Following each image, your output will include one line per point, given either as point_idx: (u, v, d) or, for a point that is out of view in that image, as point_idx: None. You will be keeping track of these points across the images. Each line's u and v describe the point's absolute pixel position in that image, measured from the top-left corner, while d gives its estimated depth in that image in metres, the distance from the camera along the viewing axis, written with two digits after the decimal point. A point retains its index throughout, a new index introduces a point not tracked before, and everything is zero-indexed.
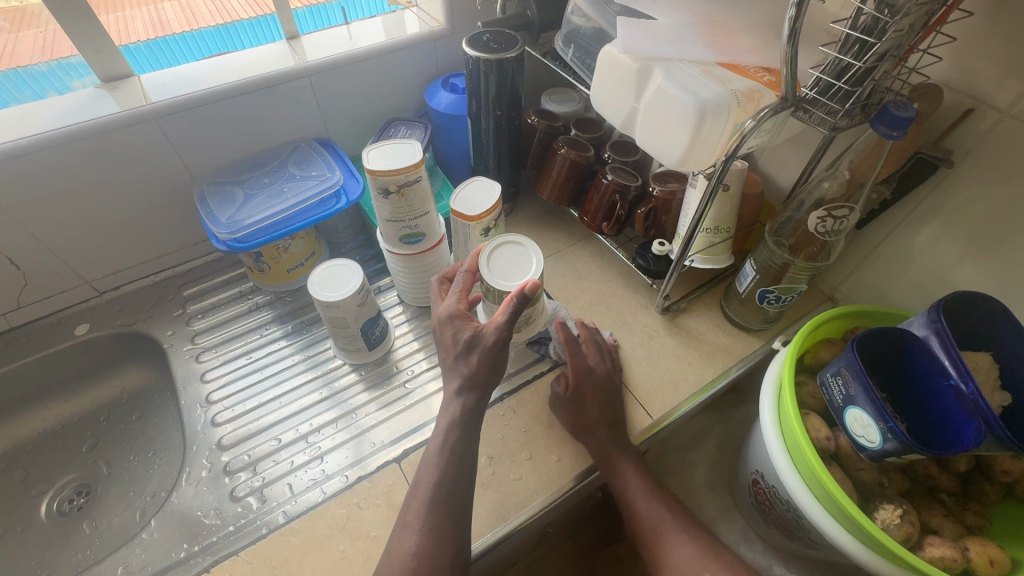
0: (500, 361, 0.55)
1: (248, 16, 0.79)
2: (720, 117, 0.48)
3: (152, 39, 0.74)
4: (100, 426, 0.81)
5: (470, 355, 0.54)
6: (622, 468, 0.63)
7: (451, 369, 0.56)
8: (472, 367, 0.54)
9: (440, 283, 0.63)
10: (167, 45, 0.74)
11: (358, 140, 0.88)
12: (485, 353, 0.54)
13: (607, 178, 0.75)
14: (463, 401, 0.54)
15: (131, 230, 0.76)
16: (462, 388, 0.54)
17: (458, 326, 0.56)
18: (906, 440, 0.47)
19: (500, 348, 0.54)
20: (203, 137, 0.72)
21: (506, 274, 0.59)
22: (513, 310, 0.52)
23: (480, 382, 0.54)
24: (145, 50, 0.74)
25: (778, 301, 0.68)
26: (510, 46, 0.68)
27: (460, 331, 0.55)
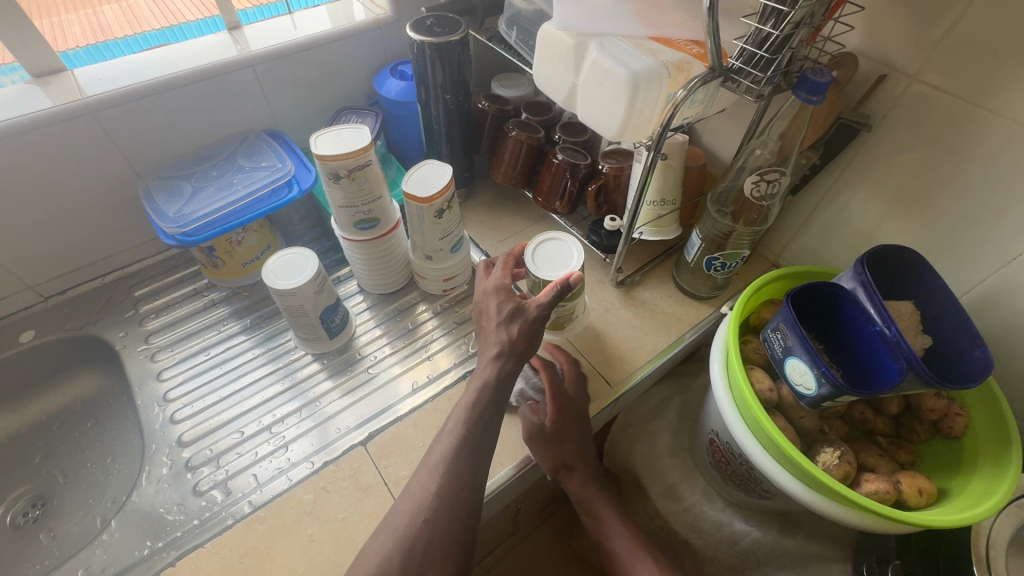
0: (537, 338, 0.58)
1: (193, 17, 0.78)
2: (653, 88, 0.51)
3: (90, 44, 0.72)
4: (53, 436, 0.78)
5: (510, 325, 0.57)
6: (601, 514, 0.72)
7: (492, 336, 0.58)
8: (512, 335, 0.57)
9: (485, 265, 0.68)
10: (107, 49, 0.73)
11: (308, 130, 0.87)
12: (525, 325, 0.57)
13: (558, 157, 0.77)
14: (501, 365, 0.56)
15: (75, 230, 0.74)
16: (501, 353, 0.56)
17: (501, 298, 0.59)
18: (837, 383, 0.51)
19: (536, 324, 0.57)
20: (145, 131, 0.71)
21: (552, 266, 0.62)
22: (555, 293, 0.56)
23: (517, 352, 0.57)
24: (84, 55, 0.72)
25: (723, 268, 0.72)
26: (454, 30, 0.69)
27: (504, 303, 0.58)
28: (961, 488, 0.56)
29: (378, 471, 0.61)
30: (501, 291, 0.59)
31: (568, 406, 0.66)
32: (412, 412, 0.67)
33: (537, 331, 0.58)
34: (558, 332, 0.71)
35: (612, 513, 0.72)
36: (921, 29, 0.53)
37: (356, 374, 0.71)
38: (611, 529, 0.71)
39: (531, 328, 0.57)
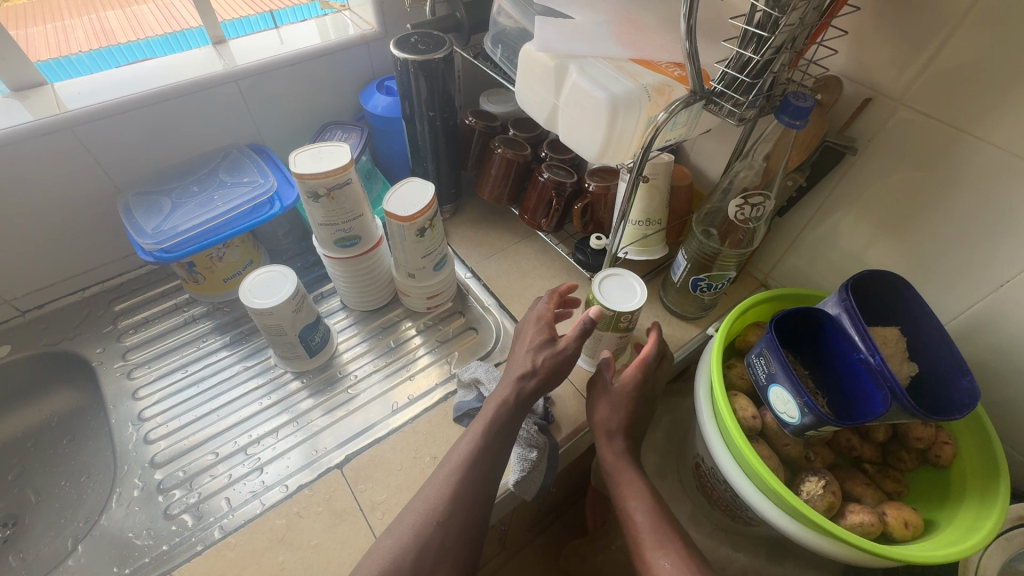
0: (564, 372, 0.58)
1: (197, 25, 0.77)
2: (632, 112, 0.50)
3: (95, 50, 0.72)
4: (28, 453, 0.77)
5: (538, 353, 0.58)
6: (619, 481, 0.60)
7: (519, 360, 0.58)
8: (536, 363, 0.57)
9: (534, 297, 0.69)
10: (111, 53, 0.72)
11: (294, 145, 0.86)
12: (552, 356, 0.57)
13: (544, 175, 0.76)
14: (522, 388, 0.56)
15: (55, 245, 0.73)
16: (526, 374, 0.57)
17: (539, 326, 0.61)
18: (820, 413, 0.50)
19: (566, 361, 0.58)
20: (125, 146, 0.70)
21: (611, 300, 0.63)
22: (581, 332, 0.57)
23: (543, 379, 0.57)
24: (88, 61, 0.71)
25: (710, 288, 0.71)
26: (438, 47, 0.68)
27: (540, 330, 0.60)
28: (948, 521, 0.54)
29: (353, 495, 0.60)
30: (538, 322, 0.61)
31: (652, 375, 0.64)
32: (389, 434, 0.65)
33: (565, 367, 0.58)
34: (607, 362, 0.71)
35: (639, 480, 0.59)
36: (904, 53, 0.53)
37: (334, 394, 0.69)
38: (629, 499, 0.58)
39: (555, 363, 0.57)
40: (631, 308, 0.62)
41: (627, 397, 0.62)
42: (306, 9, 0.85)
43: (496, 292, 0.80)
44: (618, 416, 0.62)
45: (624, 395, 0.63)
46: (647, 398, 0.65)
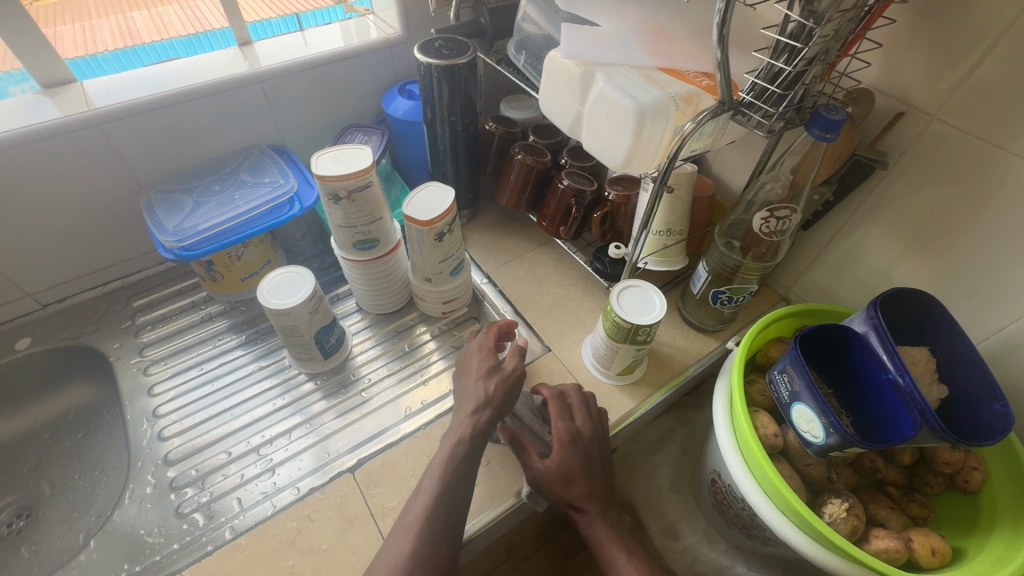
0: (513, 397, 0.60)
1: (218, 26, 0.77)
2: (659, 121, 0.49)
3: (119, 48, 0.72)
4: (44, 445, 0.77)
5: (487, 380, 0.60)
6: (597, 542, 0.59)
7: (471, 391, 0.59)
8: (488, 390, 0.59)
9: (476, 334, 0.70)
10: (135, 54, 0.73)
11: (315, 146, 0.87)
12: (502, 380, 0.59)
13: (563, 183, 0.76)
14: (477, 420, 0.57)
15: (77, 241, 0.74)
16: (478, 406, 0.58)
17: (482, 356, 0.62)
18: (846, 434, 0.49)
19: (514, 385, 0.60)
20: (150, 144, 0.71)
21: (630, 317, 0.61)
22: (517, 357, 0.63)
23: (496, 405, 0.58)
24: (112, 59, 0.72)
25: (730, 302, 0.70)
26: (462, 53, 0.68)
27: (484, 359, 0.62)
28: (977, 550, 0.53)
29: (365, 500, 0.60)
30: (481, 351, 0.63)
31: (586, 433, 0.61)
32: (401, 440, 0.65)
33: (513, 392, 0.60)
34: (626, 376, 0.70)
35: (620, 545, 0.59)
36: (940, 67, 0.51)
37: (348, 397, 0.69)
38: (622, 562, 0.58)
39: (507, 388, 0.59)
40: (653, 322, 0.61)
41: (579, 467, 0.59)
42: (331, 11, 0.85)
43: (512, 299, 0.80)
44: (575, 489, 0.59)
45: (573, 465, 0.59)
46: (602, 467, 0.62)
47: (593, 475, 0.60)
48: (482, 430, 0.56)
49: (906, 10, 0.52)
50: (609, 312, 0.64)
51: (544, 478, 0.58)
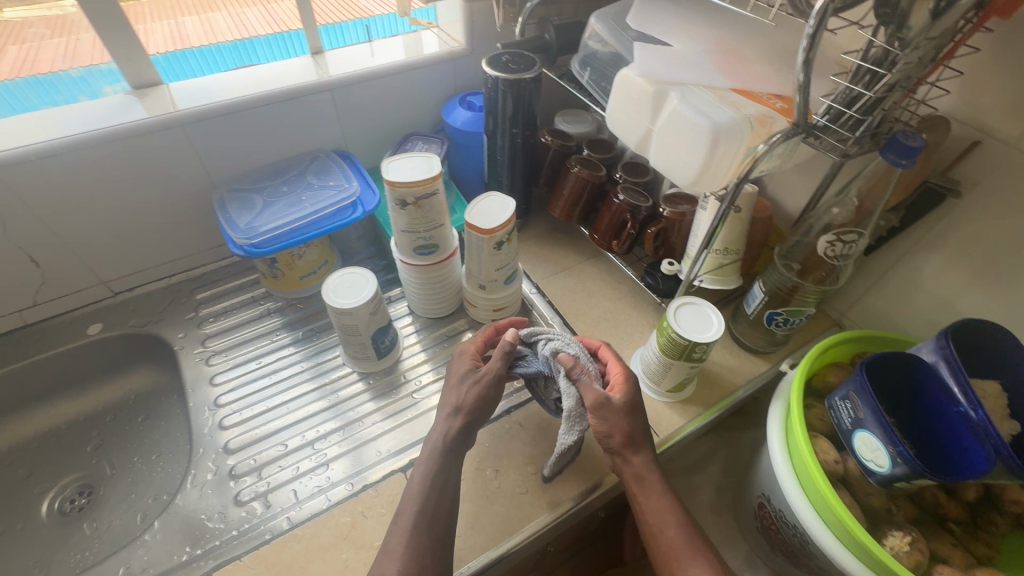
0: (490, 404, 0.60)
1: (265, 33, 0.82)
2: (733, 142, 0.50)
3: (170, 52, 0.76)
4: (105, 427, 0.81)
5: (464, 389, 0.60)
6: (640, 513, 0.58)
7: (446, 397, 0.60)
8: (461, 398, 0.59)
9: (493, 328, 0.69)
10: (185, 57, 0.76)
11: (375, 153, 0.89)
12: (478, 386, 0.60)
13: (618, 198, 0.76)
14: (451, 426, 0.58)
15: (150, 234, 0.78)
16: (452, 412, 0.59)
17: (462, 362, 0.63)
18: (915, 465, 0.47)
19: (490, 389, 0.60)
20: (227, 145, 0.74)
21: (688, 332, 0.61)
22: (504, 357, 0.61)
23: (470, 410, 0.59)
24: (163, 62, 0.76)
25: (786, 324, 0.69)
26: (528, 67, 0.70)
27: (462, 366, 0.62)
28: None
29: None
30: (462, 356, 0.63)
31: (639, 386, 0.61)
32: None
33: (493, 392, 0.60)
34: (676, 393, 0.70)
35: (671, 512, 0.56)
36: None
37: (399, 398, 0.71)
38: None
39: (484, 392, 0.60)
40: (709, 339, 0.61)
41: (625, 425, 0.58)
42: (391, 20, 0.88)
43: (560, 309, 0.81)
44: (628, 424, 0.58)
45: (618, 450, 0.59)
46: None
47: (646, 434, 0.60)
48: (457, 435, 0.58)
49: (990, 39, 0.51)
50: (665, 328, 0.64)
51: (613, 407, 0.58)
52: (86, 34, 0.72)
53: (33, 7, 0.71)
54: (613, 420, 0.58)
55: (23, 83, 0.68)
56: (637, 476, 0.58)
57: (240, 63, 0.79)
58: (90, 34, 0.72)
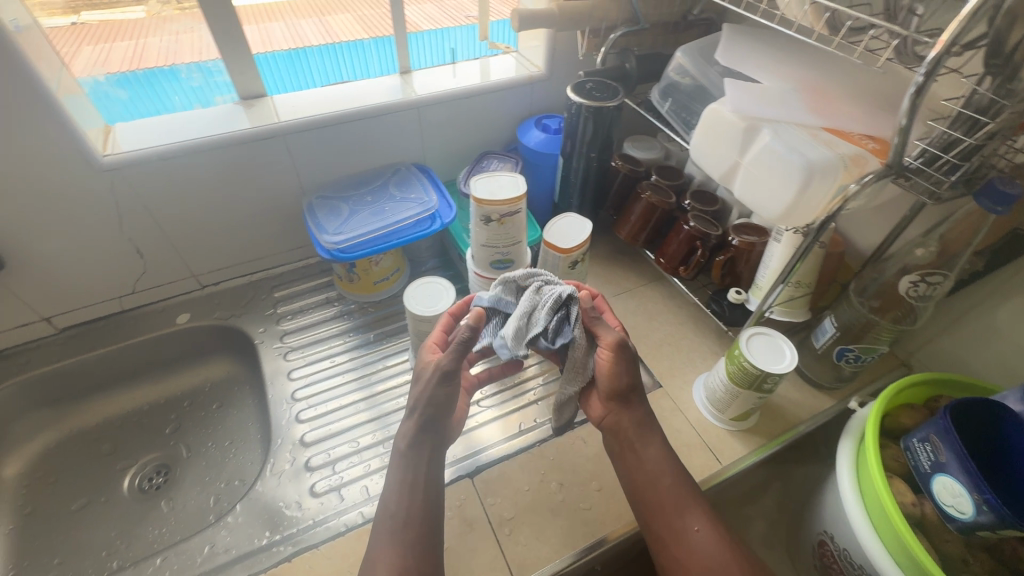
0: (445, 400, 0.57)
1: (318, 43, 0.81)
2: (824, 179, 0.51)
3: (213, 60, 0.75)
4: (182, 411, 0.85)
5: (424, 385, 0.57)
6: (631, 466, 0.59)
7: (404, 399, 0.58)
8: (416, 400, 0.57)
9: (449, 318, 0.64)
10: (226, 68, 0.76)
11: (449, 168, 0.93)
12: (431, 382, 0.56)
13: (689, 225, 0.78)
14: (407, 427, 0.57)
15: (241, 233, 0.83)
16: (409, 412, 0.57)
17: (425, 364, 0.58)
18: (1002, 514, 0.47)
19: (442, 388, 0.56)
20: (321, 155, 0.79)
21: (763, 361, 0.62)
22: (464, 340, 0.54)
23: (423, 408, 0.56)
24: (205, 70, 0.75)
25: (855, 361, 0.69)
26: (611, 96, 0.73)
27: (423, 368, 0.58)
28: None
29: (482, 508, 0.63)
30: (422, 358, 0.59)
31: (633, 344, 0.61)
32: (518, 452, 0.68)
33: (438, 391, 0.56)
34: (739, 422, 0.70)
35: (671, 467, 0.58)
36: None
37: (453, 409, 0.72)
38: None
39: (432, 391, 0.56)
40: (781, 370, 0.61)
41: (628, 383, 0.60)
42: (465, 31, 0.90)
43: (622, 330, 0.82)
44: (634, 372, 0.60)
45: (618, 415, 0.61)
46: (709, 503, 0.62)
47: None
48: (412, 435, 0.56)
49: None
50: (736, 356, 0.65)
51: (628, 354, 0.59)
52: (155, 37, 0.73)
53: (111, 11, 0.71)
54: (625, 369, 0.59)
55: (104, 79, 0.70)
56: (638, 427, 0.60)
57: (291, 73, 0.81)
58: (157, 37, 0.73)
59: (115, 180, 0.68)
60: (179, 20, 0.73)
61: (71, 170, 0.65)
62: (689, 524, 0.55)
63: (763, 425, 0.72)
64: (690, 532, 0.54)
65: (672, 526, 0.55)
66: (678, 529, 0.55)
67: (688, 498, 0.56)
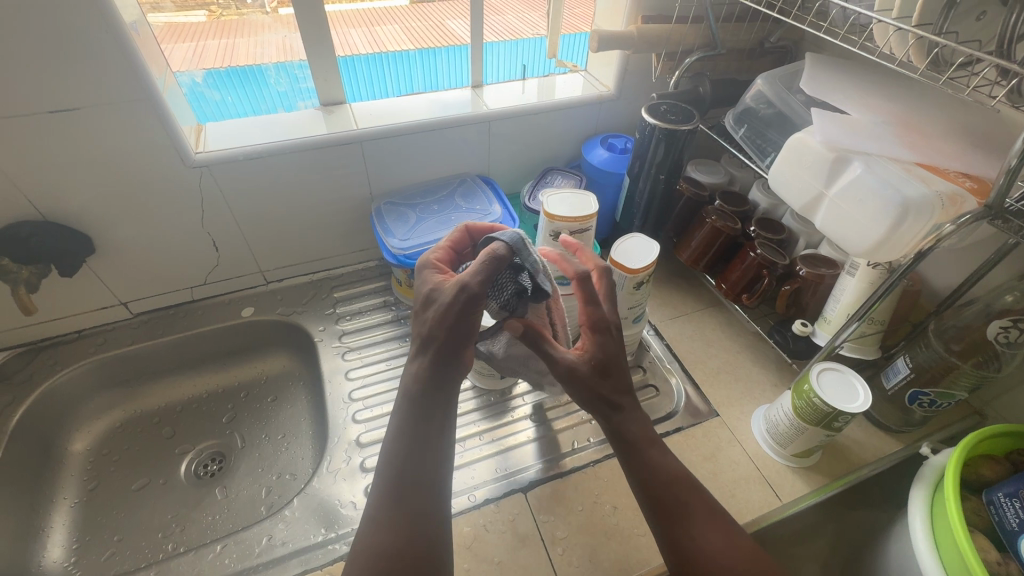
0: (457, 330, 0.49)
1: (366, 52, 0.82)
2: (919, 218, 0.49)
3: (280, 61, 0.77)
4: (239, 402, 0.87)
5: (426, 313, 0.51)
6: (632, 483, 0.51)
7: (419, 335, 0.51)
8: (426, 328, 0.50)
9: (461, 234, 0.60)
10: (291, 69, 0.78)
11: (512, 181, 0.94)
12: (439, 310, 0.49)
13: (755, 252, 0.76)
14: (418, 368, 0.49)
15: (310, 234, 0.86)
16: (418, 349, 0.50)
17: (427, 279, 0.54)
18: None
19: (461, 318, 0.49)
20: (394, 163, 0.82)
21: (837, 398, 0.60)
22: (486, 270, 0.49)
23: (440, 341, 0.49)
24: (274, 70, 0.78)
25: (931, 405, 0.66)
26: (686, 120, 0.73)
27: (426, 284, 0.53)
28: None
29: (536, 524, 0.62)
30: (429, 271, 0.54)
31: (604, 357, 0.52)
32: (571, 471, 0.67)
33: (458, 320, 0.49)
34: (802, 458, 0.68)
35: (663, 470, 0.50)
36: None
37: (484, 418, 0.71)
38: None
39: (452, 318, 0.49)
40: (854, 410, 0.58)
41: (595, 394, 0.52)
42: (537, 45, 0.92)
43: (678, 354, 0.81)
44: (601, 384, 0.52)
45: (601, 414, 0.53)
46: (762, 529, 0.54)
47: None
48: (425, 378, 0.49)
49: None
50: (805, 391, 0.62)
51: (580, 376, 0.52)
52: (214, 40, 0.76)
53: (178, 13, 0.72)
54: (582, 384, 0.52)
55: (201, 74, 0.74)
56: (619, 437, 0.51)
57: (353, 81, 0.83)
58: (216, 40, 0.76)
59: (204, 176, 0.71)
60: (274, 30, 0.77)
61: (166, 164, 0.68)
62: (685, 532, 0.47)
63: (825, 464, 0.69)
64: (688, 540, 0.47)
65: (671, 529, 0.47)
66: (681, 540, 0.47)
67: (699, 504, 0.48)
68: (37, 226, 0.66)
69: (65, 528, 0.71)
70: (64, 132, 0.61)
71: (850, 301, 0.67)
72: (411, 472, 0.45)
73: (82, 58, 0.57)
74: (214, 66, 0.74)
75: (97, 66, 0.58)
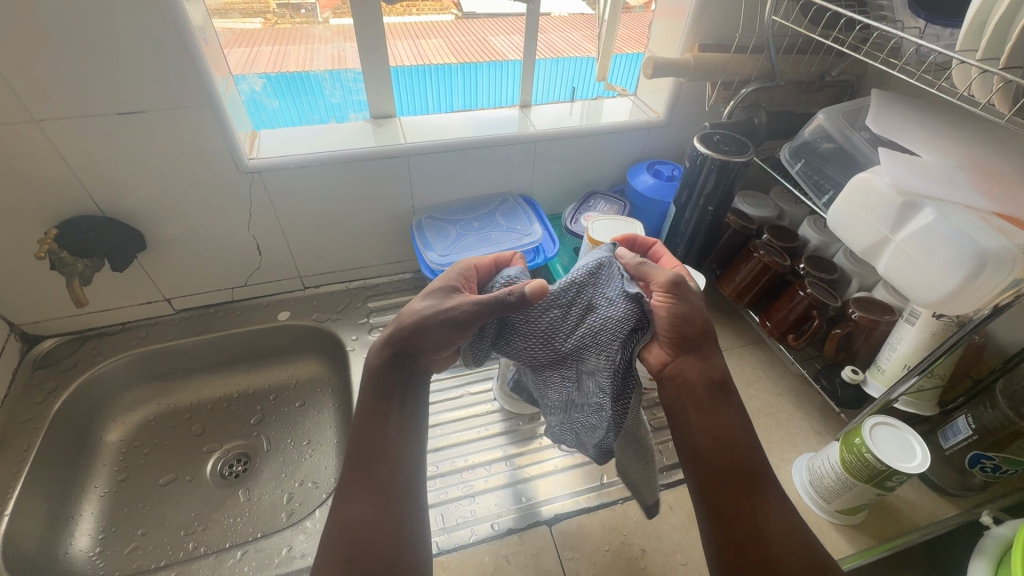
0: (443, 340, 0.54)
1: (410, 63, 0.81)
2: (996, 271, 0.46)
3: (331, 70, 0.78)
4: (268, 404, 0.88)
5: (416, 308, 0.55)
6: (696, 431, 0.52)
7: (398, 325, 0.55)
8: (411, 324, 0.54)
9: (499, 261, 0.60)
10: (343, 79, 0.79)
11: (553, 203, 0.94)
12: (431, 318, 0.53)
13: (805, 291, 0.72)
14: (380, 355, 0.55)
15: (350, 242, 0.87)
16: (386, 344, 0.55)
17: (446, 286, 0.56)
18: None
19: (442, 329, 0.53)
20: (439, 179, 0.82)
21: (894, 456, 0.56)
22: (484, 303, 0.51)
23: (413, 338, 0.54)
24: (328, 78, 0.79)
25: (994, 471, 0.61)
26: (739, 151, 0.71)
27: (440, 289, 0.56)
28: None
29: (560, 560, 0.60)
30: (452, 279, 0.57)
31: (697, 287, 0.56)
32: (598, 507, 0.65)
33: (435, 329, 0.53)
34: (846, 515, 0.64)
35: (744, 436, 0.50)
36: None
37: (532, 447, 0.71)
38: None
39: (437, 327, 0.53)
40: (911, 470, 0.54)
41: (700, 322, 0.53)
42: (585, 66, 0.91)
43: None
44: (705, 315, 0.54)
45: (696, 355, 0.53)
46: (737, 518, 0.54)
47: None
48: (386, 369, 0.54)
49: None
50: (857, 445, 0.58)
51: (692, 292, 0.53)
52: (267, 47, 0.76)
53: (235, 22, 0.72)
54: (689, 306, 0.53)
55: (259, 81, 0.76)
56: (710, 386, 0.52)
57: (403, 95, 0.84)
58: (270, 47, 0.77)
59: (255, 182, 0.73)
60: (331, 42, 0.78)
61: (220, 168, 0.70)
62: (759, 507, 0.47)
63: (872, 523, 0.65)
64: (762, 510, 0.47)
65: (748, 498, 0.48)
66: (752, 516, 0.47)
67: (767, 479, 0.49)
68: (95, 220, 0.68)
69: (94, 517, 0.72)
70: (128, 132, 0.63)
71: (907, 351, 0.62)
72: (367, 446, 0.51)
73: (152, 63, 0.59)
74: (267, 71, 0.75)
75: (165, 72, 0.60)
